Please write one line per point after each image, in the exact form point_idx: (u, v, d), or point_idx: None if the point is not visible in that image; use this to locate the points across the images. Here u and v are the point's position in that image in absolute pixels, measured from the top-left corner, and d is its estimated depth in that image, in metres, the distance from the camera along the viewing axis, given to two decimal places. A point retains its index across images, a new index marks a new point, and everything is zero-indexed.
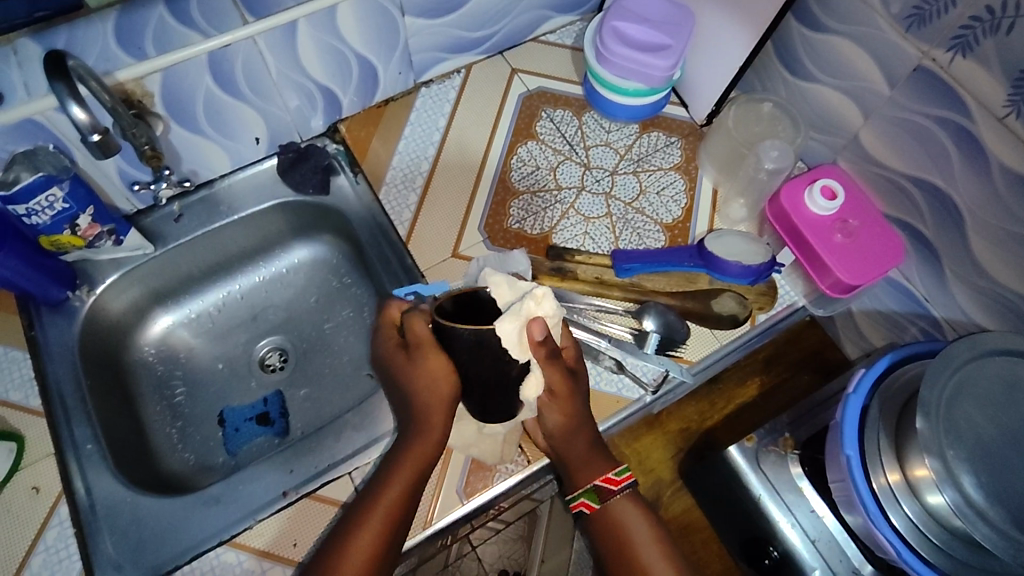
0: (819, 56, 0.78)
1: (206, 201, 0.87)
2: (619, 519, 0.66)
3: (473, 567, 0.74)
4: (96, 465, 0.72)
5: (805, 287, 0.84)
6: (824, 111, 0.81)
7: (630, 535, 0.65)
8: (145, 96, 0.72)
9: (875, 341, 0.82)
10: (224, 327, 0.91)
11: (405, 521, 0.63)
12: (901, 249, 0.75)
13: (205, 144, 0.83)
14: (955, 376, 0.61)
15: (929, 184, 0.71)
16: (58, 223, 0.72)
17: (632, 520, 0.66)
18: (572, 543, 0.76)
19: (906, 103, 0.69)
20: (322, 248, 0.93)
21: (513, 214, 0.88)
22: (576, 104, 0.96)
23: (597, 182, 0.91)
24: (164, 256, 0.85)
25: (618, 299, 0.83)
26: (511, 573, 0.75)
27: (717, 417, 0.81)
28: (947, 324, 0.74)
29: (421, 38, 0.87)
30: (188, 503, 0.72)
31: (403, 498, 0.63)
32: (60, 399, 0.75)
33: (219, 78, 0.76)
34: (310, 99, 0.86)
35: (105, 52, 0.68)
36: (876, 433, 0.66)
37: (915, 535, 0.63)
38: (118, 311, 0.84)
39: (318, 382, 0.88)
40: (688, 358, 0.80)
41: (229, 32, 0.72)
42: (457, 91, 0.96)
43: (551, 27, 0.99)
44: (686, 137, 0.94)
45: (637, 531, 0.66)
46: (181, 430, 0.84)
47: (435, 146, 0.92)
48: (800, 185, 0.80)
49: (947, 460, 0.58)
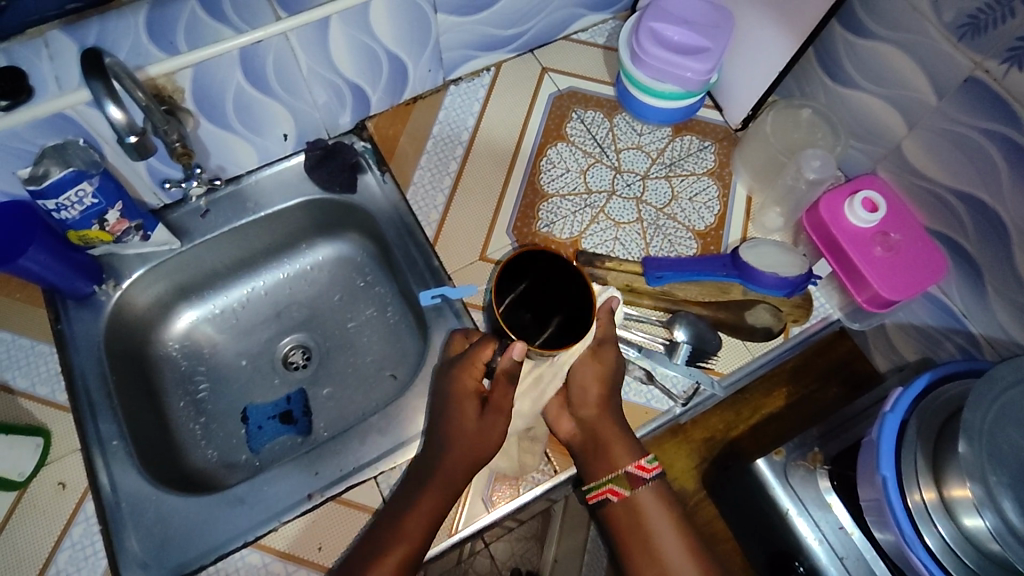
0: (864, 63, 0.76)
1: (233, 197, 0.86)
2: (638, 515, 0.66)
3: (486, 564, 0.78)
4: (121, 461, 0.72)
5: (841, 299, 0.82)
6: (866, 120, 0.79)
7: (650, 532, 0.65)
8: (176, 92, 0.72)
9: (908, 356, 0.79)
10: (247, 323, 0.91)
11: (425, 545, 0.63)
12: (943, 266, 0.73)
13: (234, 140, 0.82)
14: (1002, 398, 0.58)
15: (975, 199, 0.68)
16: (87, 218, 0.72)
17: (651, 514, 0.65)
18: (587, 529, 0.81)
19: (955, 114, 0.67)
20: (346, 246, 0.92)
21: (542, 217, 0.86)
22: (608, 105, 0.94)
23: (628, 187, 0.89)
24: (189, 253, 0.84)
25: (648, 307, 0.81)
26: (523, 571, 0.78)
27: (742, 428, 0.80)
28: (986, 342, 0.72)
29: (452, 36, 0.86)
30: (212, 502, 0.71)
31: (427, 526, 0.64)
32: (85, 392, 0.75)
33: (251, 75, 0.75)
34: (339, 95, 0.85)
35: (137, 47, 0.66)
36: (912, 452, 0.64)
37: (949, 557, 0.60)
38: (143, 306, 0.84)
39: (342, 382, 0.87)
40: (719, 370, 0.79)
41: (262, 27, 0.71)
42: (486, 89, 0.94)
43: (583, 25, 0.97)
44: (719, 141, 0.92)
45: (655, 528, 0.65)
46: (204, 426, 0.84)
47: (463, 147, 0.90)
48: (840, 196, 0.79)
49: (989, 486, 0.55)
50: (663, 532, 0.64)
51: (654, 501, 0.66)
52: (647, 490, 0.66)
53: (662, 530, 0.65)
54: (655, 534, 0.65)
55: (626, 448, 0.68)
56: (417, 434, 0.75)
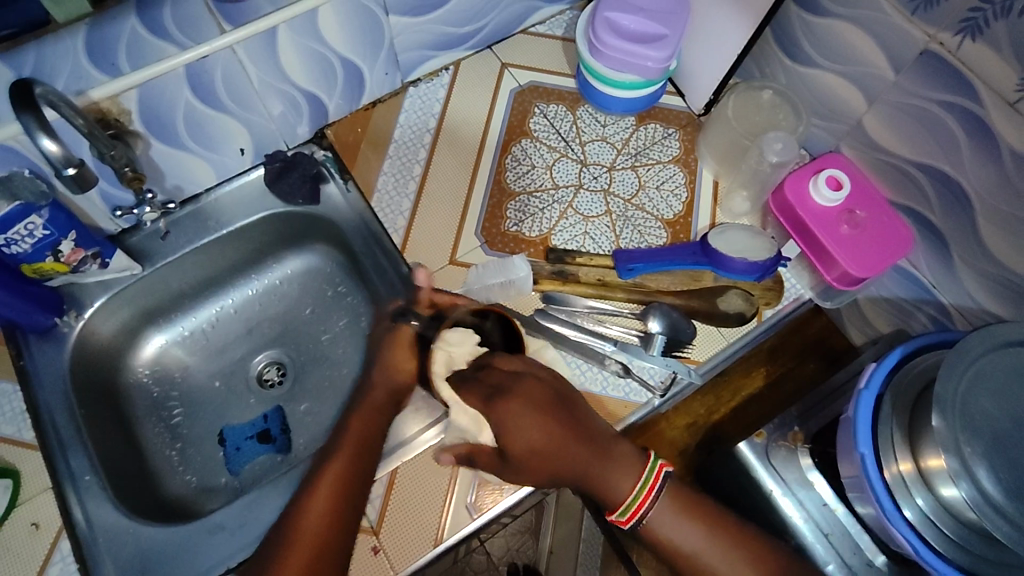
0: (820, 40, 0.76)
1: (194, 216, 0.84)
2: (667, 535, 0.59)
3: (484, 560, 0.78)
4: (95, 496, 0.71)
5: (812, 279, 0.82)
6: (825, 98, 0.79)
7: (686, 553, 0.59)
8: (122, 114, 0.70)
9: (881, 328, 0.80)
10: (219, 343, 0.89)
11: (349, 517, 0.58)
12: (909, 239, 0.74)
13: (188, 158, 0.80)
14: (971, 368, 0.59)
15: (936, 171, 0.68)
16: (40, 250, 0.69)
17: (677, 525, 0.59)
18: (579, 516, 0.79)
19: (912, 87, 0.67)
20: (315, 257, 0.91)
21: (510, 217, 0.85)
22: (570, 98, 0.93)
23: (595, 179, 0.88)
24: (153, 276, 0.82)
25: (622, 300, 0.81)
26: (520, 565, 0.79)
27: (724, 411, 0.78)
28: (956, 311, 0.72)
29: (406, 37, 0.84)
30: (192, 530, 0.70)
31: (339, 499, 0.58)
32: (53, 428, 0.74)
33: (199, 90, 0.73)
34: (295, 106, 0.83)
35: (76, 71, 0.64)
36: (889, 427, 0.64)
37: (927, 527, 0.61)
38: (109, 335, 0.82)
39: (318, 397, 0.86)
40: (695, 358, 0.79)
41: (207, 42, 0.69)
42: (446, 89, 0.93)
43: (539, 18, 0.96)
44: (683, 127, 0.92)
45: (690, 545, 0.59)
46: (181, 452, 0.82)
47: (427, 149, 0.89)
48: (804, 175, 0.78)
49: (964, 457, 0.56)
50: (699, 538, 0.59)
51: (664, 518, 0.59)
52: (657, 513, 0.59)
53: (697, 547, 0.59)
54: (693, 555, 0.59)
55: (613, 482, 0.58)
56: (399, 445, 0.73)
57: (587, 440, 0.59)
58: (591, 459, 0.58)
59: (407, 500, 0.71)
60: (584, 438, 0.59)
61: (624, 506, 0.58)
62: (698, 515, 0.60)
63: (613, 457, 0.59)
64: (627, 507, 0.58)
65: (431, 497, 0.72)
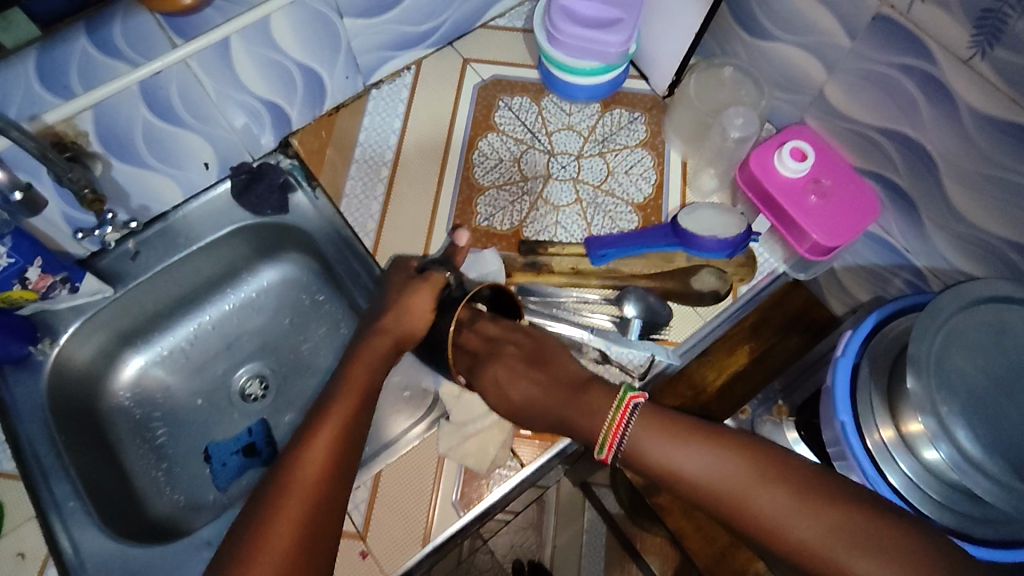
0: (775, 13, 0.75)
1: (163, 235, 0.84)
2: (657, 463, 0.56)
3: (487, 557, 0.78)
4: (81, 522, 0.71)
5: (784, 251, 0.81)
6: (787, 70, 0.79)
7: (720, 487, 0.53)
8: (79, 136, 0.69)
9: (860, 295, 0.82)
10: (198, 360, 0.88)
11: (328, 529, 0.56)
12: (877, 205, 0.74)
13: (151, 176, 0.79)
14: (943, 328, 0.58)
15: (898, 134, 0.68)
16: (7, 279, 0.69)
17: (665, 453, 0.56)
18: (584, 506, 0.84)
19: (868, 53, 0.66)
20: (290, 266, 0.90)
21: (480, 212, 0.85)
22: (534, 88, 0.92)
23: (563, 168, 0.88)
24: (126, 297, 0.82)
25: (596, 287, 0.81)
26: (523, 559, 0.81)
27: (711, 391, 0.80)
28: (931, 273, 0.73)
29: (363, 39, 0.83)
30: (180, 548, 0.70)
31: (311, 511, 0.55)
32: (34, 458, 0.73)
33: (156, 107, 0.72)
34: (256, 116, 0.83)
35: (29, 96, 0.63)
36: (868, 392, 0.64)
37: (914, 493, 0.61)
38: (85, 360, 0.82)
39: (303, 406, 0.86)
40: (673, 340, 0.78)
41: (159, 57, 0.68)
42: (408, 89, 0.92)
43: (500, 10, 0.96)
44: (649, 110, 0.92)
45: (690, 467, 0.54)
46: (167, 472, 0.82)
47: (393, 151, 0.89)
48: (769, 148, 0.78)
49: (942, 417, 0.56)
50: (694, 466, 0.54)
51: (651, 440, 0.56)
52: (638, 435, 0.57)
53: (714, 477, 0.53)
54: (706, 482, 0.54)
55: (589, 420, 0.59)
56: (383, 448, 0.74)
57: (571, 392, 0.61)
58: (569, 403, 0.60)
59: (393, 502, 0.71)
60: (561, 381, 0.62)
61: (599, 444, 0.59)
62: (709, 435, 0.56)
63: (582, 396, 0.60)
64: (601, 444, 0.58)
65: (420, 494, 0.71)
